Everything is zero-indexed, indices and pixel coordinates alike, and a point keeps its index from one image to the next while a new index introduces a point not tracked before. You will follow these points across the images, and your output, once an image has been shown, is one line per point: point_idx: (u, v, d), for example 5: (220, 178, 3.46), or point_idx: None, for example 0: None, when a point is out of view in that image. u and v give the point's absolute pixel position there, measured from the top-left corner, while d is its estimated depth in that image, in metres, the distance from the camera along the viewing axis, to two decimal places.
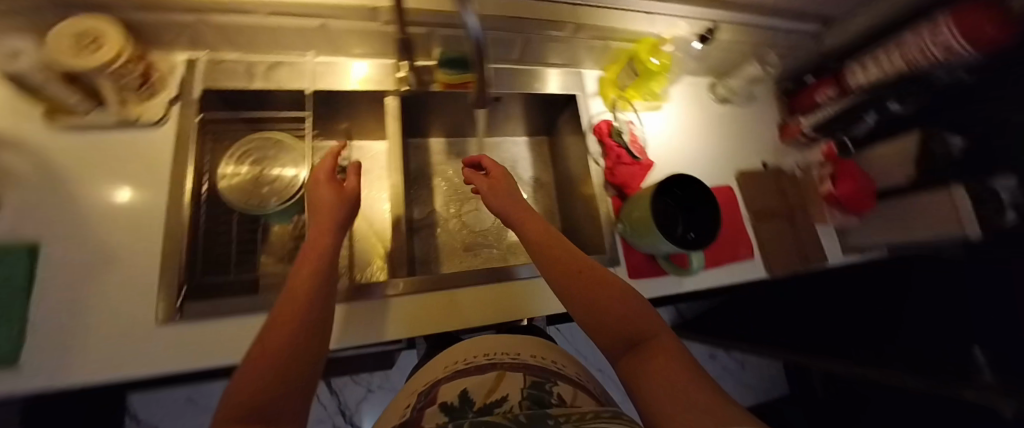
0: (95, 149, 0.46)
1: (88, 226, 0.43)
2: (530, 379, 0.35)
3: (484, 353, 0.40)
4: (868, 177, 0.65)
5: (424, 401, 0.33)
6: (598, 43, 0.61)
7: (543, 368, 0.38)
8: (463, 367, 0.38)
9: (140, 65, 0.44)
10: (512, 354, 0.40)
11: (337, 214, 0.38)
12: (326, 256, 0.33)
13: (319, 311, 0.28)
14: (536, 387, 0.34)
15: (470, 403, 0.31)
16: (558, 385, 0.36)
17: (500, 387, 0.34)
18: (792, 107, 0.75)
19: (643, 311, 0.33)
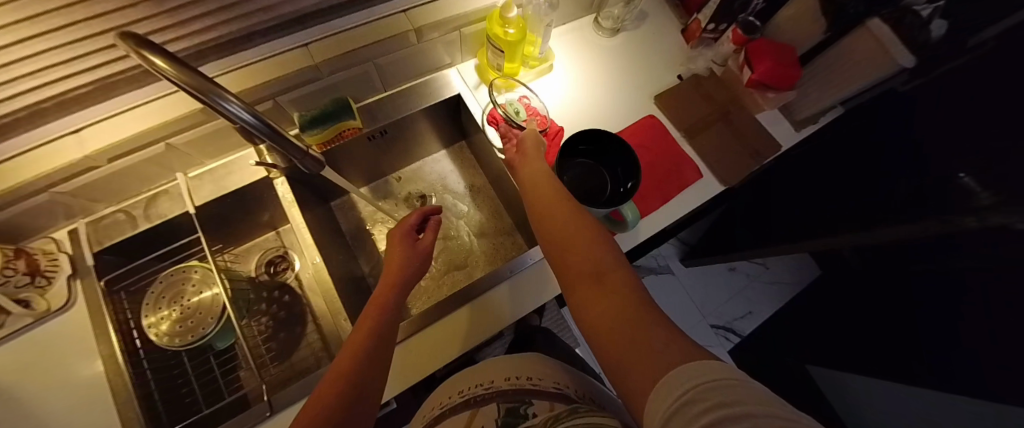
0: (26, 351, 0.48)
1: (47, 425, 0.45)
2: (505, 407, 0.34)
3: (460, 391, 0.39)
4: (783, 47, 0.60)
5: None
6: (452, 36, 0.57)
7: (519, 389, 0.36)
8: (441, 414, 0.37)
9: (21, 259, 0.44)
10: (485, 383, 0.38)
11: (399, 271, 0.47)
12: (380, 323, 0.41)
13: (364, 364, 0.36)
14: (511, 416, 0.32)
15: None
16: (534, 404, 0.33)
17: (475, 426, 0.32)
18: (686, 7, 0.69)
19: (612, 267, 0.35)
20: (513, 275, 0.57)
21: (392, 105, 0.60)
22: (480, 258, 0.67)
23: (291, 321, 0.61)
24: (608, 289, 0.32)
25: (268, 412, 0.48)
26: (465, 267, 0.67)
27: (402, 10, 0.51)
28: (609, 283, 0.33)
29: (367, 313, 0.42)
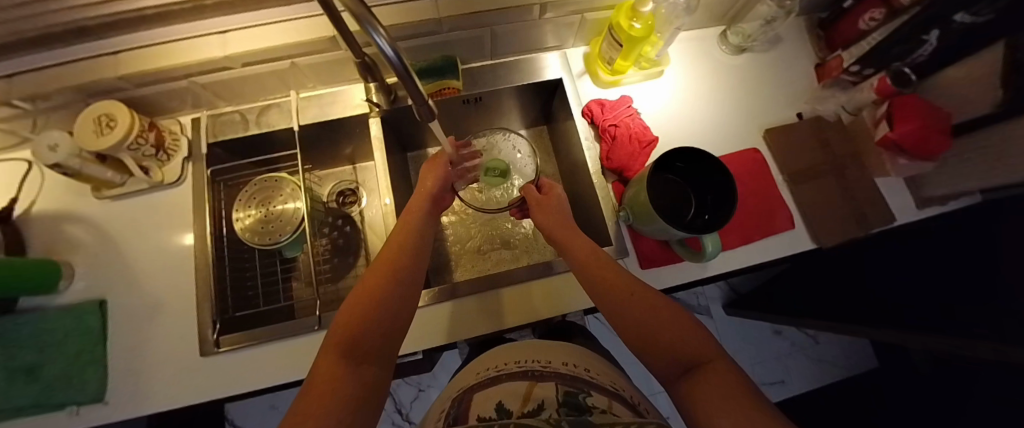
0: (135, 211, 0.55)
1: (140, 278, 0.52)
2: (564, 389, 0.33)
3: (517, 361, 0.39)
4: (938, 110, 0.51)
5: (458, 410, 0.32)
6: (575, 18, 0.55)
7: (577, 378, 0.35)
8: (495, 376, 0.37)
9: (152, 134, 0.50)
10: (543, 362, 0.38)
11: (423, 194, 0.46)
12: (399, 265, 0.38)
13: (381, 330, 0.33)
14: (571, 397, 0.32)
15: (507, 413, 0.30)
16: (594, 395, 0.32)
17: (535, 397, 0.32)
18: (832, 40, 0.63)
19: (689, 336, 0.32)
20: (569, 271, 0.56)
21: (494, 74, 0.60)
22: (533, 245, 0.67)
23: (348, 250, 0.64)
24: (708, 381, 0.28)
25: (315, 326, 0.50)
26: (514, 248, 0.67)
27: None
28: (706, 375, 0.29)
29: (391, 241, 0.40)
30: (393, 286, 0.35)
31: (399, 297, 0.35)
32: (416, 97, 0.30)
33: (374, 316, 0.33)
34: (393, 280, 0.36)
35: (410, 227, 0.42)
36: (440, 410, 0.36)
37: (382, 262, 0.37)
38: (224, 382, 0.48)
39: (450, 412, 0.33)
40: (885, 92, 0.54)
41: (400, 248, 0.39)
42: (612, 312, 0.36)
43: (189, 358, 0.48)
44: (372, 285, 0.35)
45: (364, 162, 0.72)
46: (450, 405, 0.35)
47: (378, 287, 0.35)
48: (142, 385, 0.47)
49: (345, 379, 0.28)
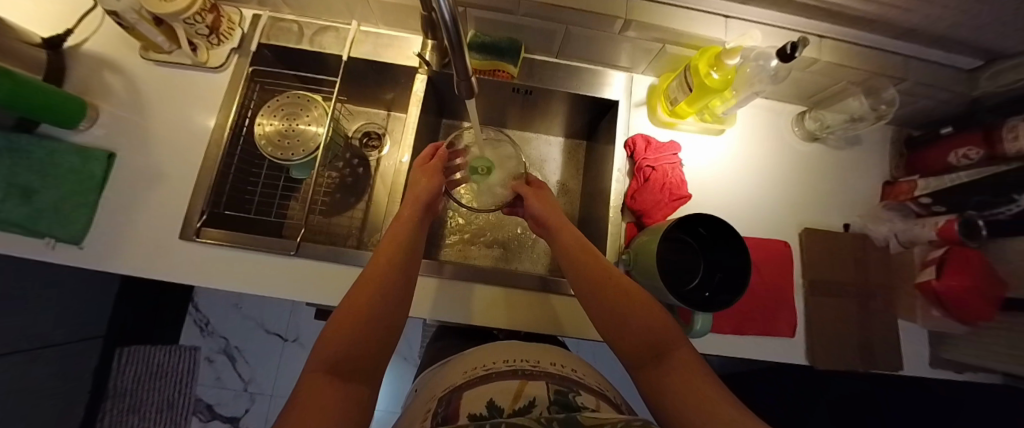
0: (168, 80, 0.55)
1: (149, 145, 0.52)
2: (554, 387, 0.32)
3: (503, 361, 0.38)
4: (995, 278, 0.48)
5: (446, 410, 0.30)
6: (655, 46, 0.52)
7: (565, 377, 0.35)
8: (484, 374, 0.35)
9: (212, 16, 0.50)
10: (531, 363, 0.38)
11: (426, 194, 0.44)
12: (394, 246, 0.37)
13: (383, 325, 0.31)
14: (560, 395, 0.30)
15: (498, 410, 0.28)
16: (583, 395, 0.31)
17: (524, 393, 0.30)
18: (912, 163, 0.59)
19: (664, 324, 0.31)
20: (553, 292, 0.54)
21: (553, 74, 0.58)
22: (527, 253, 0.65)
23: (354, 190, 0.65)
24: (676, 369, 0.27)
25: (291, 252, 0.50)
26: (509, 249, 0.65)
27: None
28: (674, 362, 0.28)
29: (388, 235, 0.39)
30: (381, 294, 0.32)
31: (387, 309, 0.32)
32: (459, 72, 0.29)
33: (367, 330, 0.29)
34: (382, 289, 0.33)
35: (403, 229, 0.40)
36: (424, 411, 0.33)
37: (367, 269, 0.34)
38: (194, 270, 0.48)
39: (435, 413, 0.30)
40: (949, 236, 0.49)
41: (387, 254, 0.36)
42: (596, 305, 0.34)
43: (169, 236, 0.49)
44: (363, 294, 0.32)
45: (398, 112, 0.71)
46: (435, 405, 0.32)
47: (369, 293, 0.32)
48: (120, 245, 0.48)
49: (337, 395, 0.24)
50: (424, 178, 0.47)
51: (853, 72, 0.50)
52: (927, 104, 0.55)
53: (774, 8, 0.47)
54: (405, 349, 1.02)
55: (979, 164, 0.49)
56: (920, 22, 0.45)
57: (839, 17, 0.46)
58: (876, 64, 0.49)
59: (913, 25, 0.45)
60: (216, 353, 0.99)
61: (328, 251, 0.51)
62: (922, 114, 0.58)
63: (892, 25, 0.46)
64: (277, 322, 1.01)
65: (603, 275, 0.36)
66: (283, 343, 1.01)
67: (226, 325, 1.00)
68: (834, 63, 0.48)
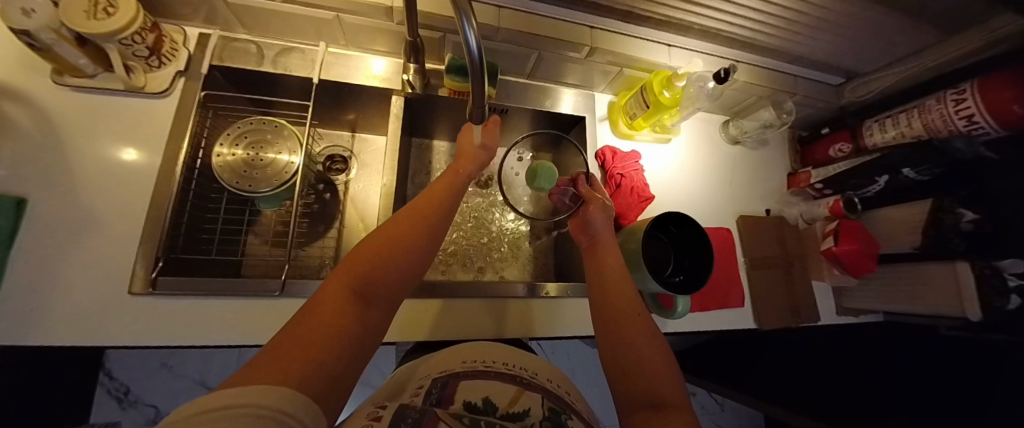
0: (94, 109, 0.48)
1: (77, 185, 0.45)
2: (549, 404, 0.33)
3: (504, 363, 0.40)
4: (871, 240, 0.64)
5: (441, 392, 0.32)
6: (613, 69, 0.60)
7: (558, 396, 0.36)
8: (482, 370, 0.37)
9: (153, 35, 0.46)
10: (529, 374, 0.39)
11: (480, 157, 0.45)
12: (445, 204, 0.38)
13: (411, 276, 0.32)
14: (554, 413, 0.31)
15: (493, 407, 0.31)
16: (573, 419, 0.32)
17: (521, 400, 0.32)
18: (804, 158, 0.75)
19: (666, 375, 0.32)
20: (496, 297, 0.55)
21: (525, 93, 0.62)
22: (510, 265, 0.67)
23: (322, 218, 0.61)
24: (667, 423, 0.28)
25: (276, 292, 0.46)
26: (495, 263, 0.67)
27: (589, 26, 0.54)
28: (668, 416, 0.28)
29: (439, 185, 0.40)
30: (413, 249, 0.32)
31: (416, 266, 0.32)
32: (476, 99, 0.35)
33: (397, 270, 0.31)
34: (417, 244, 0.33)
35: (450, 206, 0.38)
36: (416, 388, 0.35)
37: (409, 218, 0.34)
38: (151, 328, 0.42)
39: (428, 392, 0.33)
40: (837, 212, 0.66)
41: (430, 214, 0.35)
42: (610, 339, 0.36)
43: (115, 291, 0.43)
44: (397, 240, 0.32)
45: (365, 133, 0.68)
46: (429, 385, 0.34)
47: (406, 233, 0.32)
48: (42, 312, 0.40)
49: (352, 320, 0.27)
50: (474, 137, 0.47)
51: (760, 87, 0.64)
52: (811, 111, 0.71)
53: (701, 38, 0.59)
54: (376, 377, 0.83)
55: (851, 154, 0.68)
56: (797, 49, 0.60)
57: (747, 44, 0.60)
58: (777, 83, 0.64)
59: (794, 51, 0.61)
60: (142, 427, 0.78)
61: (313, 285, 0.48)
62: (806, 119, 0.76)
63: (780, 51, 0.61)
64: (222, 375, 0.83)
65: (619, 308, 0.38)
66: None
67: (152, 391, 0.79)
68: (749, 82, 0.61)
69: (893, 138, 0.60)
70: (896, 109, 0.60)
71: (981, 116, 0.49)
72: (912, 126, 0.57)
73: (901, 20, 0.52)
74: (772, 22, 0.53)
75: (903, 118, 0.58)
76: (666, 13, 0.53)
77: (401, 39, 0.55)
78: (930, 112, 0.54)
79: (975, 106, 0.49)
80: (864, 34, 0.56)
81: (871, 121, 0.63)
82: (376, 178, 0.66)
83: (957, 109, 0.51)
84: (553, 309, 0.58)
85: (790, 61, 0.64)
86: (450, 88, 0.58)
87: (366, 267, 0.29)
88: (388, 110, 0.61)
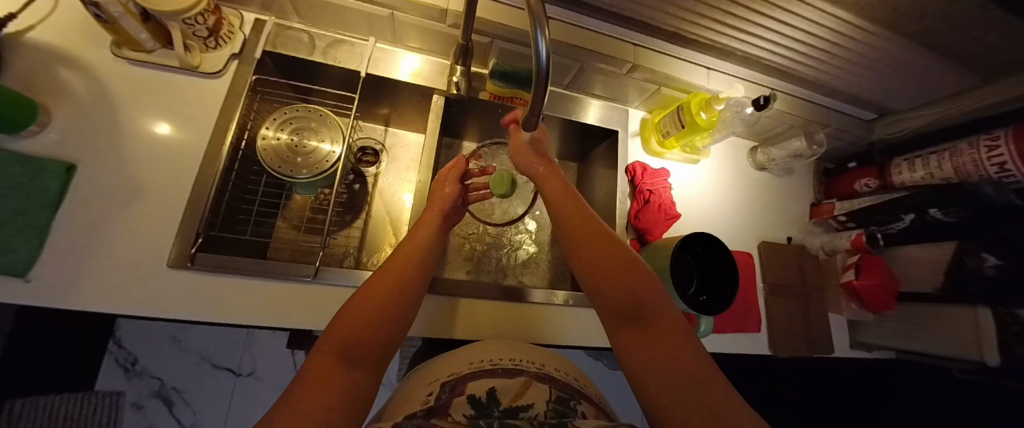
0: (148, 83, 0.50)
1: (126, 155, 0.46)
2: (556, 393, 0.34)
3: (511, 359, 0.40)
4: (891, 276, 0.64)
5: (450, 393, 0.33)
6: (652, 87, 0.60)
7: (568, 384, 0.37)
8: (489, 369, 0.37)
9: (213, 17, 0.47)
10: (537, 365, 0.39)
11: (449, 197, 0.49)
12: (418, 253, 0.42)
13: (394, 329, 0.35)
14: (561, 403, 0.32)
15: (495, 403, 0.31)
16: (583, 404, 0.34)
17: (526, 394, 0.33)
18: (828, 190, 0.76)
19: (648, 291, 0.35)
20: (517, 301, 0.56)
21: (561, 102, 0.63)
22: (529, 270, 0.68)
23: (351, 208, 0.62)
24: (659, 341, 0.31)
25: (309, 277, 0.47)
26: (515, 267, 0.67)
27: (634, 44, 0.56)
28: (655, 332, 0.32)
29: (409, 238, 0.43)
30: (391, 307, 0.35)
31: (394, 322, 0.35)
32: (533, 109, 0.36)
33: (376, 331, 0.33)
34: (393, 304, 0.36)
35: (419, 251, 0.42)
36: (426, 393, 0.35)
37: (380, 285, 0.37)
38: (182, 302, 0.43)
39: (439, 397, 0.33)
40: (859, 246, 0.66)
41: (400, 276, 0.38)
42: (590, 268, 0.38)
43: (153, 262, 0.43)
44: (372, 304, 0.35)
45: (397, 128, 0.69)
46: (438, 389, 0.35)
47: (383, 297, 0.35)
48: (83, 276, 0.41)
49: (341, 380, 0.28)
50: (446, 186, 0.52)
51: (793, 117, 0.65)
52: (840, 143, 0.72)
53: (740, 65, 0.60)
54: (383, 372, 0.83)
55: (877, 190, 0.68)
56: (832, 82, 0.61)
57: (785, 74, 0.61)
58: (809, 113, 0.65)
59: (829, 84, 0.62)
60: (147, 398, 0.79)
61: (343, 273, 0.49)
62: (833, 151, 0.77)
63: (816, 83, 0.62)
64: (228, 355, 0.83)
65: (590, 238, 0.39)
66: (236, 378, 0.83)
67: (160, 363, 0.79)
68: (784, 111, 0.63)
69: (921, 179, 0.61)
70: (926, 149, 0.61)
71: (1013, 164, 0.49)
72: (942, 168, 0.58)
73: (941, 63, 0.53)
74: (812, 55, 0.55)
75: (933, 160, 0.59)
76: (711, 37, 0.54)
77: (448, 41, 0.57)
78: (962, 155, 0.55)
79: (1007, 152, 0.49)
80: (902, 73, 0.56)
81: (900, 159, 0.64)
82: (405, 174, 0.66)
83: (990, 156, 0.51)
84: (572, 318, 0.58)
85: (823, 93, 0.65)
86: (490, 93, 0.59)
87: (348, 333, 0.32)
88: (426, 108, 0.62)
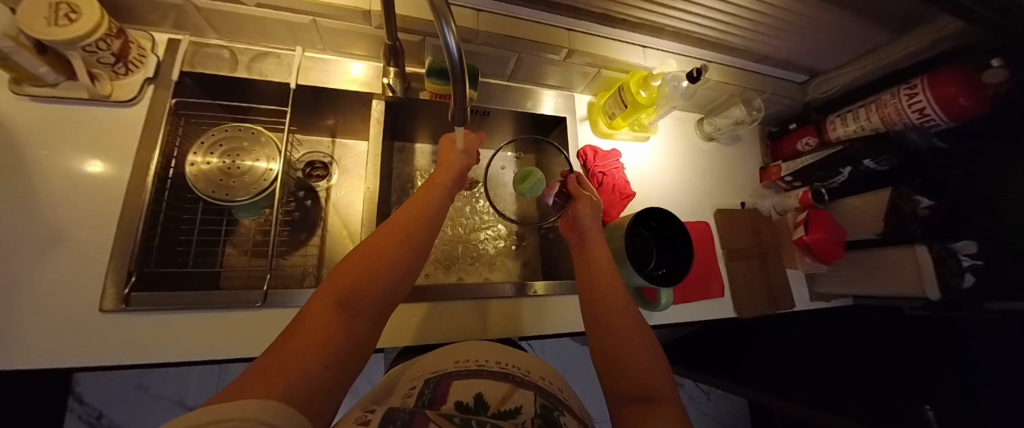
0: (56, 119, 0.46)
1: (38, 199, 0.43)
2: (541, 401, 0.33)
3: (496, 362, 0.39)
4: (838, 228, 0.67)
5: (433, 392, 0.32)
6: (591, 70, 0.61)
7: (552, 394, 0.36)
8: (475, 369, 0.37)
9: (119, 41, 0.45)
10: (521, 371, 0.39)
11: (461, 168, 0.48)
12: (429, 211, 0.40)
13: (397, 287, 0.34)
14: (546, 411, 0.32)
15: (484, 406, 0.31)
16: (566, 415, 0.33)
17: (513, 397, 0.32)
18: (774, 153, 0.79)
19: (654, 367, 0.35)
20: (484, 298, 0.56)
21: (505, 95, 0.63)
22: (497, 266, 0.68)
23: (304, 225, 0.60)
24: (659, 416, 0.30)
25: (258, 303, 0.46)
26: (482, 264, 0.67)
27: (567, 29, 0.56)
28: (657, 410, 0.31)
29: (418, 199, 0.42)
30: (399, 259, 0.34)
31: (400, 274, 0.34)
32: (459, 102, 0.36)
33: (383, 281, 0.32)
34: (404, 256, 0.35)
35: (428, 209, 0.40)
36: (409, 388, 0.35)
37: (389, 236, 0.35)
38: (124, 347, 0.40)
39: (421, 393, 0.33)
40: (807, 203, 0.70)
41: (411, 229, 0.37)
42: (600, 330, 0.39)
43: (83, 309, 0.41)
44: (379, 251, 0.34)
45: (345, 138, 0.67)
46: (421, 385, 0.34)
47: (393, 247, 0.34)
48: (0, 335, 0.38)
49: (337, 330, 0.28)
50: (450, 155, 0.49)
51: (730, 86, 0.67)
52: (779, 107, 0.75)
53: (673, 40, 0.61)
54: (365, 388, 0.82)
55: (818, 148, 0.72)
56: (763, 49, 0.64)
57: (718, 45, 0.63)
58: (745, 80, 0.67)
59: (760, 50, 0.64)
60: None
61: (295, 292, 0.47)
62: (775, 115, 0.80)
63: (748, 51, 0.65)
64: (200, 394, 0.79)
65: (609, 300, 0.41)
66: None
67: (128, 414, 0.75)
68: (720, 81, 0.65)
69: (854, 132, 0.64)
70: (855, 104, 0.65)
71: (931, 108, 0.53)
72: (870, 119, 0.61)
73: (856, 21, 0.56)
74: (739, 24, 0.56)
75: (862, 113, 0.62)
76: (639, 15, 0.55)
77: (379, 43, 0.55)
78: (886, 106, 0.58)
79: (924, 98, 0.53)
80: (823, 33, 0.59)
81: (834, 116, 0.67)
82: (357, 183, 0.65)
83: (911, 104, 0.54)
84: (541, 307, 0.58)
85: (757, 59, 0.68)
86: (431, 91, 0.58)
87: (347, 282, 0.31)
88: (369, 114, 0.61)
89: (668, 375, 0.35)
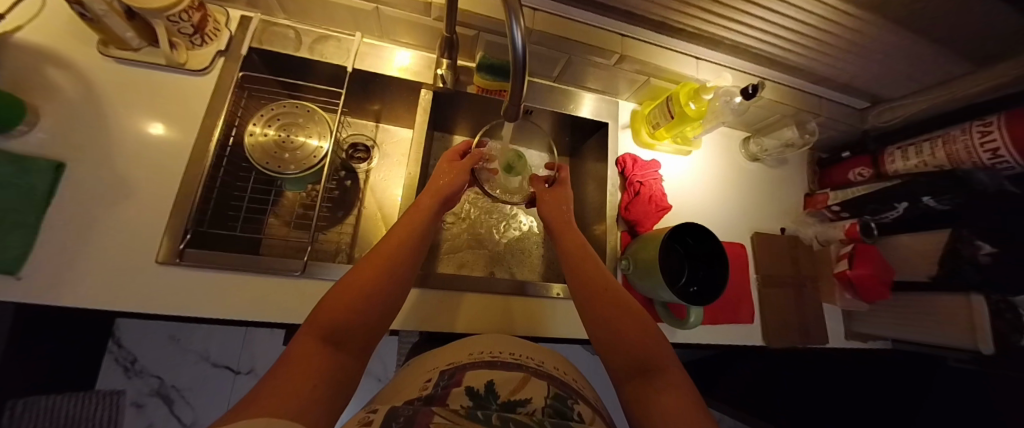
0: (136, 81, 0.50)
1: (113, 152, 0.46)
2: (554, 390, 0.33)
3: (510, 353, 0.39)
4: (885, 265, 0.64)
5: (447, 382, 0.33)
6: (640, 78, 0.60)
7: (565, 383, 0.36)
8: (489, 360, 0.37)
9: (199, 14, 0.48)
10: (536, 362, 0.38)
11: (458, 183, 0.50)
12: (416, 232, 0.43)
13: (374, 321, 0.36)
14: (558, 400, 0.31)
15: (493, 396, 0.31)
16: (580, 404, 0.32)
17: (524, 389, 0.32)
18: (822, 180, 0.76)
19: (656, 347, 0.36)
20: (508, 294, 0.56)
21: (550, 95, 0.63)
22: (522, 264, 0.68)
23: (342, 204, 0.62)
24: (666, 388, 0.32)
25: (298, 272, 0.47)
26: (507, 260, 0.67)
27: (620, 34, 0.55)
28: (663, 380, 0.33)
29: (400, 225, 0.44)
30: (377, 295, 0.37)
31: (379, 310, 0.37)
32: (514, 97, 0.36)
33: (362, 324, 0.35)
34: (381, 290, 0.37)
35: (410, 234, 0.43)
36: (425, 379, 0.35)
37: (362, 273, 0.37)
38: (173, 298, 0.43)
39: (437, 384, 0.33)
40: (853, 235, 0.66)
41: (388, 260, 0.39)
42: (593, 321, 0.40)
43: (142, 259, 0.44)
44: (361, 285, 0.36)
45: (388, 124, 0.69)
46: (437, 377, 0.35)
47: (373, 284, 0.37)
48: (70, 275, 0.41)
49: (323, 360, 0.30)
50: (445, 179, 0.50)
51: (782, 106, 0.64)
52: (834, 132, 0.72)
53: (731, 54, 0.60)
54: (378, 368, 0.84)
55: (871, 179, 0.68)
56: (823, 70, 0.61)
57: (775, 63, 0.61)
58: (801, 102, 0.65)
59: (819, 71, 0.62)
60: (146, 396, 0.79)
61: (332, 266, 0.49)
62: (826, 141, 0.76)
63: (806, 71, 0.62)
64: (226, 353, 0.83)
65: (598, 292, 0.42)
66: (234, 376, 0.83)
67: (160, 362, 0.80)
68: (774, 101, 0.63)
69: (916, 167, 0.60)
70: (919, 137, 0.61)
71: (1005, 150, 0.48)
72: (935, 155, 0.57)
73: (930, 48, 0.53)
74: (801, 43, 0.54)
75: (926, 147, 0.58)
76: (698, 27, 0.54)
77: (434, 34, 0.57)
78: (955, 142, 0.54)
79: (999, 137, 0.49)
80: (891, 59, 0.56)
81: (895, 148, 0.63)
82: (396, 169, 0.66)
83: (982, 141, 0.51)
84: (563, 311, 0.58)
85: (813, 80, 0.65)
86: (478, 86, 0.59)
87: (329, 316, 0.33)
88: (416, 104, 0.62)
89: (668, 347, 0.36)
